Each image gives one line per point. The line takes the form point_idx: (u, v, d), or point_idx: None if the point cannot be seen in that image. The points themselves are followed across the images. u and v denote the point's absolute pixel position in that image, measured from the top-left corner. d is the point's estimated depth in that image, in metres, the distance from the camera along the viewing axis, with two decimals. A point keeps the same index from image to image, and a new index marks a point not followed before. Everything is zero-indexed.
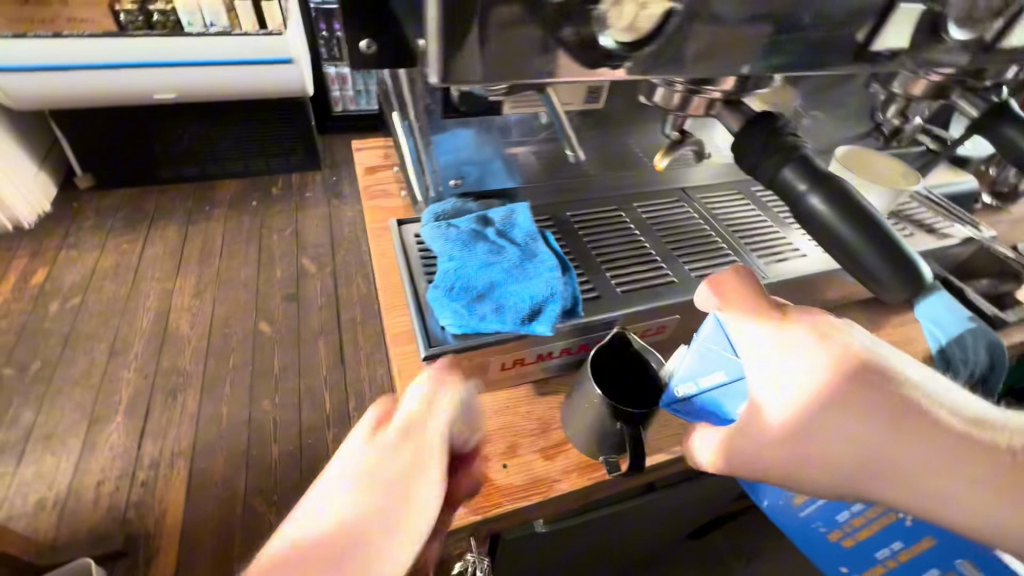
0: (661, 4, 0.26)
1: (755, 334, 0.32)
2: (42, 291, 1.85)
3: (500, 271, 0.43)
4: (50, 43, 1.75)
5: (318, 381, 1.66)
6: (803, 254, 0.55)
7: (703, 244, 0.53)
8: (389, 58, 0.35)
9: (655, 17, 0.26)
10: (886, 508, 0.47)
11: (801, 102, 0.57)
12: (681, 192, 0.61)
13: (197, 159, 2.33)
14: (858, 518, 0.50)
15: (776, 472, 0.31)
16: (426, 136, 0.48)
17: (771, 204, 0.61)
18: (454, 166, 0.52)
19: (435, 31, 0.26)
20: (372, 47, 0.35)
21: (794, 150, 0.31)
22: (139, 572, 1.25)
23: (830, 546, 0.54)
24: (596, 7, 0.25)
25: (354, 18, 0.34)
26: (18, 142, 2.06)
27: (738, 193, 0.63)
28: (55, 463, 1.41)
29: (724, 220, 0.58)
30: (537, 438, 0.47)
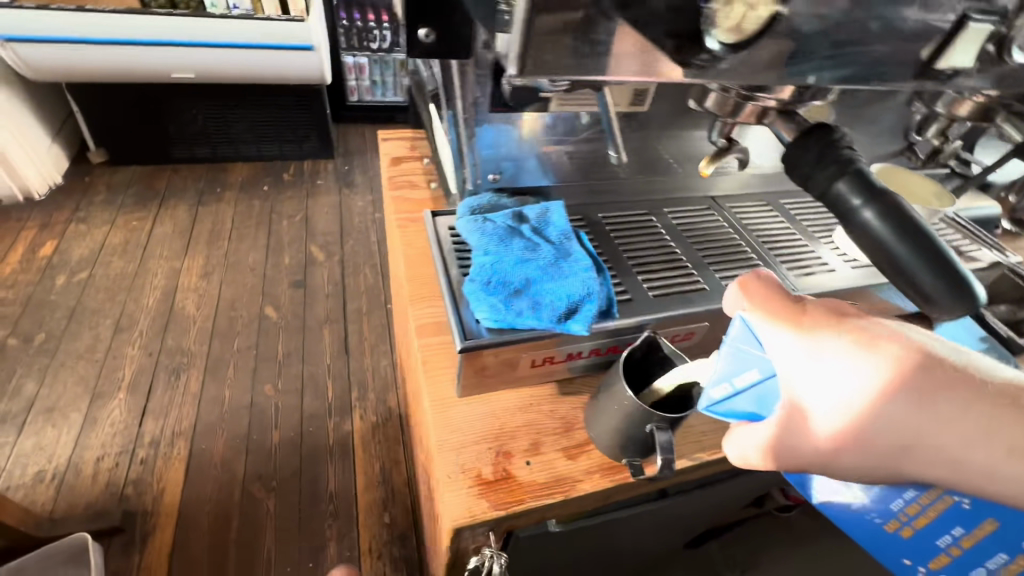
0: (769, 6, 0.25)
1: (795, 342, 0.31)
2: (50, 263, 1.84)
3: (536, 268, 0.43)
4: (73, 16, 1.74)
5: (322, 368, 1.66)
6: (831, 269, 0.55)
7: (733, 253, 0.53)
8: (444, 47, 0.38)
9: (762, 18, 0.25)
10: (940, 491, 0.31)
11: (838, 117, 0.57)
12: (711, 199, 0.61)
13: (211, 141, 2.33)
14: (904, 502, 0.34)
15: (828, 470, 0.30)
16: (470, 128, 0.48)
17: (800, 218, 0.61)
18: (494, 161, 0.52)
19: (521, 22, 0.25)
20: (429, 35, 0.37)
21: (849, 163, 0.32)
22: (136, 549, 1.25)
23: (880, 542, 0.37)
24: (707, 6, 0.25)
25: (416, 10, 0.36)
26: (33, 113, 2.06)
27: (767, 204, 0.63)
28: (56, 436, 1.41)
29: (753, 231, 0.58)
30: (560, 437, 0.48)
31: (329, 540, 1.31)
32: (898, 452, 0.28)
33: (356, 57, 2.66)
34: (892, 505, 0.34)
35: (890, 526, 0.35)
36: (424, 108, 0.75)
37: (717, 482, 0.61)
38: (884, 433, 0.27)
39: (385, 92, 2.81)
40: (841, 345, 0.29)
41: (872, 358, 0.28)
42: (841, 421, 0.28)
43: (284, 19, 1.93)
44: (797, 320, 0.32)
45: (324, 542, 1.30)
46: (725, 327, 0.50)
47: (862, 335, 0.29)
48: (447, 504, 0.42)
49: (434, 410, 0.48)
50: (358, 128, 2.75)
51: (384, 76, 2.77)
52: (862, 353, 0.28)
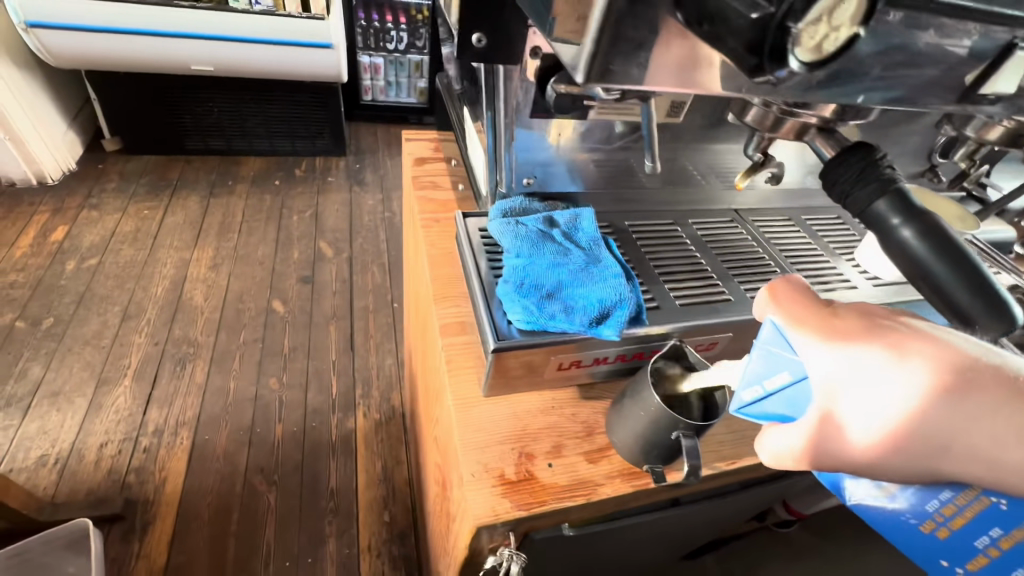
0: (850, 28, 0.24)
1: (825, 355, 0.30)
2: (60, 248, 1.85)
3: (569, 273, 0.43)
4: (96, 5, 1.75)
5: (327, 364, 1.67)
6: (853, 286, 0.55)
7: (757, 266, 0.54)
8: (496, 51, 0.39)
9: (841, 41, 0.24)
10: (979, 492, 0.30)
11: (863, 136, 0.58)
12: (734, 212, 0.62)
13: (225, 134, 2.34)
14: (939, 502, 0.32)
15: (865, 473, 0.31)
16: (511, 130, 0.48)
17: (821, 234, 0.62)
18: (529, 166, 0.53)
19: (594, 35, 0.24)
20: (482, 40, 0.39)
21: (890, 183, 0.32)
22: (135, 537, 1.25)
23: (914, 540, 0.36)
24: (797, 27, 0.23)
25: (471, 16, 0.38)
26: (50, 98, 2.07)
27: (789, 219, 0.63)
28: (60, 420, 1.41)
29: (776, 245, 0.59)
30: (581, 441, 0.48)
31: (328, 536, 1.30)
32: (931, 458, 0.28)
33: (372, 57, 2.68)
34: (926, 506, 0.33)
35: (926, 527, 0.34)
36: (451, 110, 0.76)
37: (730, 492, 0.61)
38: (916, 443, 0.28)
39: (399, 93, 2.83)
40: (874, 358, 0.29)
41: (906, 371, 0.27)
42: (879, 436, 0.28)
43: (304, 17, 1.94)
44: (825, 329, 0.31)
45: (324, 538, 1.30)
46: (747, 339, 0.51)
47: (894, 346, 0.29)
48: (471, 502, 0.42)
49: (458, 409, 0.48)
50: (370, 127, 2.76)
51: (399, 77, 2.79)
52: (895, 366, 0.28)
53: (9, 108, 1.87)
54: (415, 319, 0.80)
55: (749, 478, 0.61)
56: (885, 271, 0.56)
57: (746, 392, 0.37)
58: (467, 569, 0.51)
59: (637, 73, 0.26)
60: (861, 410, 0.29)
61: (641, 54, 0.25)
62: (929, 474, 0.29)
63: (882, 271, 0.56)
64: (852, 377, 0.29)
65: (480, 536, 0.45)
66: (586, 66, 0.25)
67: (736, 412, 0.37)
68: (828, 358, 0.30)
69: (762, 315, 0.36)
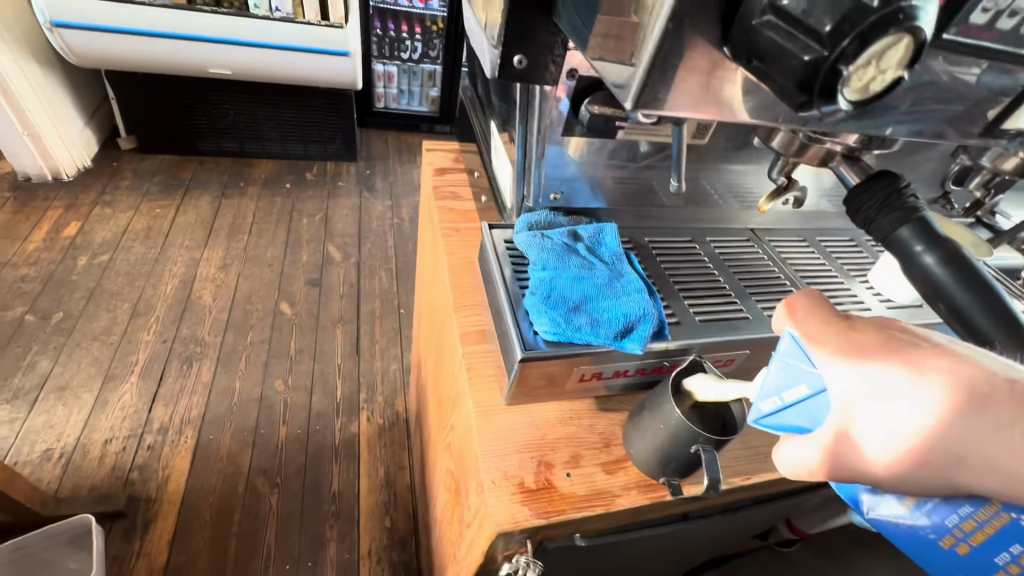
0: (894, 70, 0.23)
1: (842, 373, 0.31)
2: (72, 244, 1.87)
3: (594, 287, 0.45)
4: (121, 7, 1.79)
5: (333, 368, 1.67)
6: (867, 307, 0.56)
7: (773, 286, 0.55)
8: (534, 71, 0.41)
9: (885, 83, 0.23)
10: (1004, 506, 0.31)
11: (879, 162, 0.59)
12: (751, 231, 0.63)
13: (239, 136, 2.37)
14: (959, 517, 0.33)
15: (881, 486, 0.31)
16: (542, 147, 0.50)
17: (835, 256, 0.63)
18: (557, 182, 0.54)
19: (647, 62, 0.26)
20: (523, 61, 0.40)
21: (914, 211, 0.34)
22: (136, 535, 1.25)
23: (933, 554, 0.36)
24: (847, 69, 0.22)
25: (513, 39, 0.39)
26: (69, 96, 2.10)
27: (804, 240, 0.65)
28: (66, 415, 1.42)
29: (792, 266, 0.60)
30: (599, 452, 0.49)
31: (329, 540, 1.30)
32: (943, 475, 0.29)
33: (385, 65, 2.73)
34: (946, 521, 0.34)
35: (946, 542, 0.35)
36: (474, 123, 0.78)
37: (739, 508, 0.62)
38: (927, 460, 0.29)
39: (411, 101, 2.87)
40: (890, 379, 0.29)
41: (919, 393, 0.28)
42: (894, 455, 0.29)
43: (324, 25, 1.98)
44: (843, 346, 0.32)
45: (324, 541, 1.30)
46: (764, 356, 0.52)
47: (911, 364, 0.29)
48: (493, 508, 0.43)
49: (479, 416, 0.49)
50: (382, 134, 2.80)
51: (412, 86, 2.83)
52: (909, 387, 0.29)
53: (30, 104, 1.90)
54: (430, 326, 0.81)
55: (758, 494, 0.62)
56: (898, 294, 0.57)
57: (764, 404, 0.38)
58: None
59: (679, 100, 0.28)
60: (880, 427, 0.30)
61: (684, 83, 0.27)
62: (943, 488, 0.30)
63: (896, 293, 0.57)
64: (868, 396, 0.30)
65: (497, 543, 0.45)
66: (635, 92, 0.27)
67: (752, 423, 0.38)
68: (844, 376, 0.31)
69: (780, 329, 0.37)
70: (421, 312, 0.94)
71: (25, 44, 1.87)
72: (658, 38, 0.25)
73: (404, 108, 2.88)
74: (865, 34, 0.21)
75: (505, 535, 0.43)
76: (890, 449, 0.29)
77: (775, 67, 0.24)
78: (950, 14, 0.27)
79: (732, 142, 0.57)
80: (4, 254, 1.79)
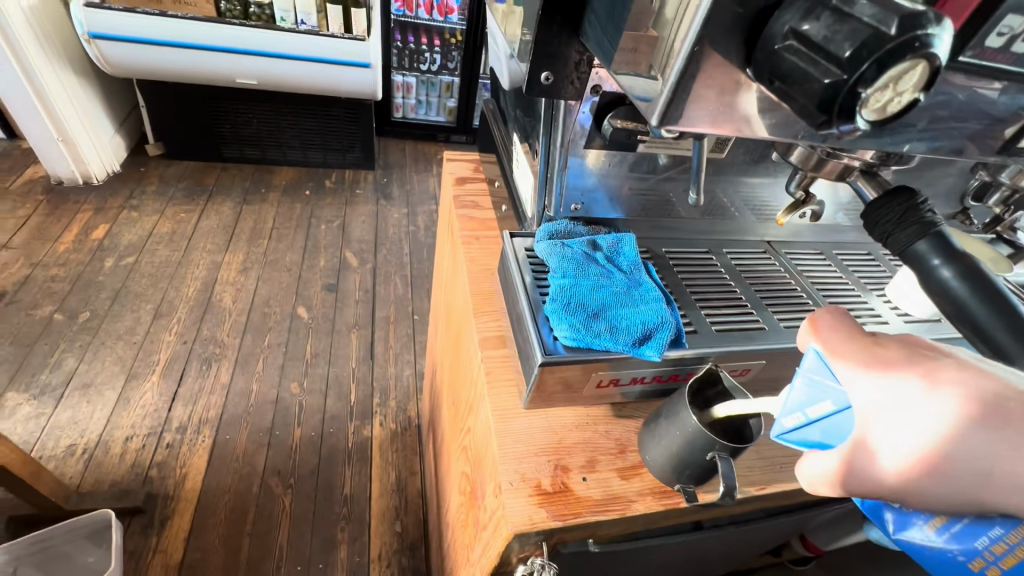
0: (911, 93, 0.24)
1: (863, 384, 0.32)
2: (100, 245, 1.93)
3: (612, 295, 0.46)
4: (156, 19, 1.87)
5: (347, 372, 1.69)
6: (883, 320, 0.56)
7: (791, 297, 0.56)
8: (560, 85, 0.42)
9: (902, 104, 0.24)
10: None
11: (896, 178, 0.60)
12: (768, 244, 0.64)
13: (262, 144, 2.44)
14: (990, 540, 0.34)
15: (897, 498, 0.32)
16: (565, 159, 0.51)
17: (852, 269, 0.63)
18: (578, 193, 0.55)
19: (672, 82, 0.27)
20: (549, 77, 0.42)
21: (931, 226, 0.34)
22: (154, 531, 1.28)
23: None
24: (865, 93, 0.23)
25: (540, 55, 0.41)
26: (102, 104, 2.18)
27: (821, 253, 0.65)
28: (90, 412, 1.46)
29: (810, 278, 0.60)
30: (614, 458, 0.49)
31: (341, 542, 1.31)
32: (958, 487, 0.29)
33: (405, 76, 2.78)
34: (976, 543, 0.34)
35: (977, 564, 0.35)
36: (495, 134, 0.80)
37: (753, 519, 0.62)
38: (943, 470, 0.29)
39: (428, 112, 2.92)
40: (908, 390, 0.30)
41: (933, 404, 0.29)
42: (907, 463, 0.30)
43: (347, 38, 2.04)
44: (867, 360, 0.33)
45: (336, 543, 1.31)
46: (781, 367, 0.52)
47: (928, 377, 0.30)
48: (510, 509, 0.44)
49: (497, 420, 0.50)
50: (399, 143, 2.85)
51: (429, 96, 2.88)
52: (923, 399, 0.29)
53: (66, 112, 1.98)
54: (447, 331, 0.83)
55: (772, 506, 0.62)
56: (916, 308, 0.57)
57: (787, 419, 0.38)
58: None
59: (701, 117, 0.29)
60: (895, 436, 0.30)
61: (706, 100, 0.28)
62: (957, 500, 0.30)
63: (913, 308, 0.57)
64: (886, 405, 0.31)
65: (513, 545, 0.46)
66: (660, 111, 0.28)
67: (776, 438, 0.39)
68: (867, 388, 0.32)
69: (804, 346, 0.38)
70: (437, 319, 0.96)
71: (64, 54, 1.95)
72: (683, 60, 0.26)
73: (421, 117, 2.93)
74: (883, 60, 0.22)
75: (521, 536, 0.44)
76: (900, 456, 0.30)
77: (796, 88, 0.25)
78: (967, 38, 0.29)
79: (750, 155, 0.57)
80: (36, 254, 1.85)
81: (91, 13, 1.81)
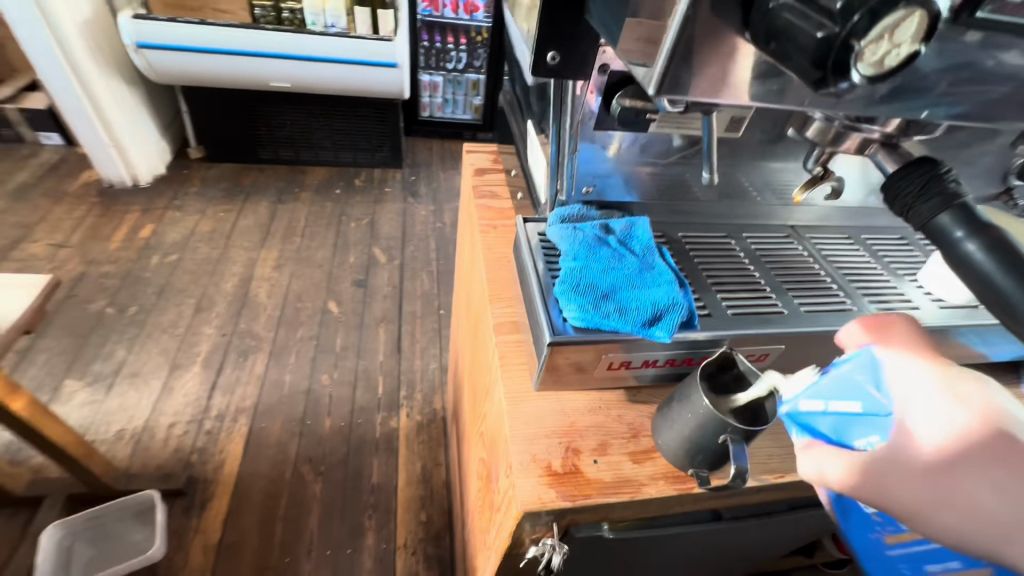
0: (910, 44, 0.24)
1: (911, 372, 0.35)
2: (147, 244, 2.04)
3: (623, 277, 0.46)
4: (196, 28, 1.96)
5: (375, 366, 1.73)
6: (914, 305, 0.54)
7: (813, 282, 0.54)
8: (566, 66, 0.43)
9: (902, 57, 0.24)
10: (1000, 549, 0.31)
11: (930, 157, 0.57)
12: (791, 228, 0.62)
13: (295, 145, 2.52)
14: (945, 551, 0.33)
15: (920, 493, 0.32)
16: (574, 144, 0.51)
17: (883, 253, 0.61)
18: (589, 176, 0.55)
19: (668, 51, 0.27)
20: (555, 58, 0.42)
21: (955, 197, 0.33)
22: (194, 512, 1.35)
23: None
24: (862, 43, 0.22)
25: (547, 36, 0.41)
26: (148, 111, 2.31)
27: (849, 238, 0.63)
28: (137, 400, 1.55)
29: (834, 263, 0.58)
30: (626, 442, 0.49)
31: (368, 529, 1.35)
32: (989, 493, 0.30)
33: (431, 75, 2.83)
34: None
35: None
36: (513, 124, 0.81)
37: (773, 511, 0.60)
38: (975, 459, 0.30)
39: (454, 110, 2.95)
40: (948, 387, 0.33)
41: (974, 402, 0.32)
42: (945, 441, 0.31)
43: (374, 39, 2.09)
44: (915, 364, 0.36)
45: (364, 529, 1.35)
46: (801, 352, 0.51)
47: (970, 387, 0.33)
48: (520, 489, 0.44)
49: (509, 402, 0.51)
50: (427, 142, 2.89)
51: (455, 95, 2.91)
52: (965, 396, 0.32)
53: (117, 118, 2.11)
54: (466, 321, 0.84)
55: (795, 499, 0.60)
56: (951, 294, 0.54)
57: (803, 404, 0.38)
58: (509, 560, 0.53)
59: (701, 86, 0.29)
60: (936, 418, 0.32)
61: (706, 69, 0.28)
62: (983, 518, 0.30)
63: (948, 293, 0.54)
64: (929, 393, 0.33)
65: (524, 525, 0.46)
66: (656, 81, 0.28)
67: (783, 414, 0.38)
68: (915, 376, 0.34)
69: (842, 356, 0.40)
70: (458, 310, 0.98)
71: (114, 64, 2.07)
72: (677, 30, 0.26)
73: (448, 116, 2.96)
74: (876, 9, 0.22)
75: (531, 515, 0.44)
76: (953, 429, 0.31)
77: (791, 47, 0.24)
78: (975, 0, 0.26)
79: (769, 136, 0.56)
80: (89, 252, 1.97)
81: (138, 24, 1.91)
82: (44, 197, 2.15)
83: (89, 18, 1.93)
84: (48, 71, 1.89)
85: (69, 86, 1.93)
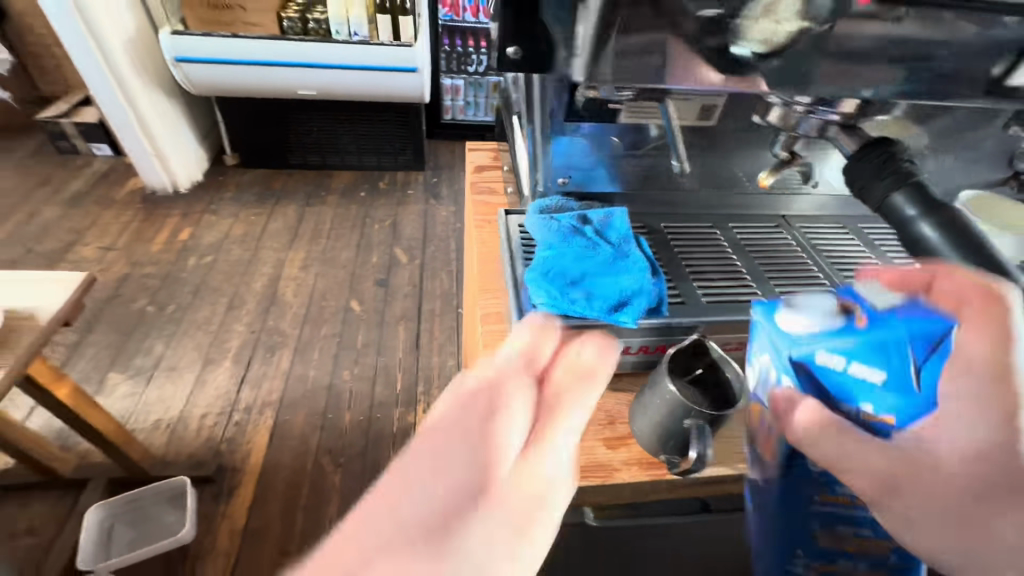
0: (795, 24, 0.37)
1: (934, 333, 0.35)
2: (185, 246, 2.17)
3: (593, 265, 0.47)
4: (229, 41, 2.07)
5: (394, 363, 1.78)
6: None
7: (797, 270, 0.53)
8: (528, 64, 0.42)
9: (787, 32, 0.37)
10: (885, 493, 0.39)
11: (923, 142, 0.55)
12: (781, 218, 0.61)
13: (322, 150, 2.62)
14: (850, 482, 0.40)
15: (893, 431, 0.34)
16: (547, 138, 0.53)
17: (878, 242, 0.59)
18: (565, 168, 0.57)
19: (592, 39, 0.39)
20: (516, 53, 0.42)
21: (908, 178, 0.42)
22: (223, 498, 1.42)
23: (800, 512, 0.41)
24: (740, 22, 0.37)
25: (508, 33, 0.41)
26: (187, 121, 2.45)
27: (844, 227, 0.61)
28: (173, 391, 1.64)
29: (824, 251, 0.57)
30: (602, 428, 0.50)
31: None
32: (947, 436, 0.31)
33: (453, 79, 2.87)
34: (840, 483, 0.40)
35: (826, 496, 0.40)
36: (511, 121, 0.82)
37: None
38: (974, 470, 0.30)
39: (476, 112, 2.99)
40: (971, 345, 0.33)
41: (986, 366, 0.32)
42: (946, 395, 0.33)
43: (395, 44, 2.16)
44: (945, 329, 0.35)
45: None
46: None
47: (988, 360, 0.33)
48: None
49: None
50: (449, 144, 2.94)
51: (477, 97, 2.95)
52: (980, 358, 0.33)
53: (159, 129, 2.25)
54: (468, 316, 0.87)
55: None
56: None
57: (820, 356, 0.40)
58: None
59: None
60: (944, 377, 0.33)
61: None
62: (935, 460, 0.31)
63: None
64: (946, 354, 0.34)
65: None
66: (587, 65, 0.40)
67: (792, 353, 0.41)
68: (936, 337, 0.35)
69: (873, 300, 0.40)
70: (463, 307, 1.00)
71: (156, 78, 2.21)
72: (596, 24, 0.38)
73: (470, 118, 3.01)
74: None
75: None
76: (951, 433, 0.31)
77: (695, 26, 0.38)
78: None
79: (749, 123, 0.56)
80: (134, 254, 2.11)
81: (176, 39, 2.03)
82: (95, 203, 2.31)
83: (133, 35, 2.07)
84: (97, 86, 2.03)
85: (115, 100, 2.07)
